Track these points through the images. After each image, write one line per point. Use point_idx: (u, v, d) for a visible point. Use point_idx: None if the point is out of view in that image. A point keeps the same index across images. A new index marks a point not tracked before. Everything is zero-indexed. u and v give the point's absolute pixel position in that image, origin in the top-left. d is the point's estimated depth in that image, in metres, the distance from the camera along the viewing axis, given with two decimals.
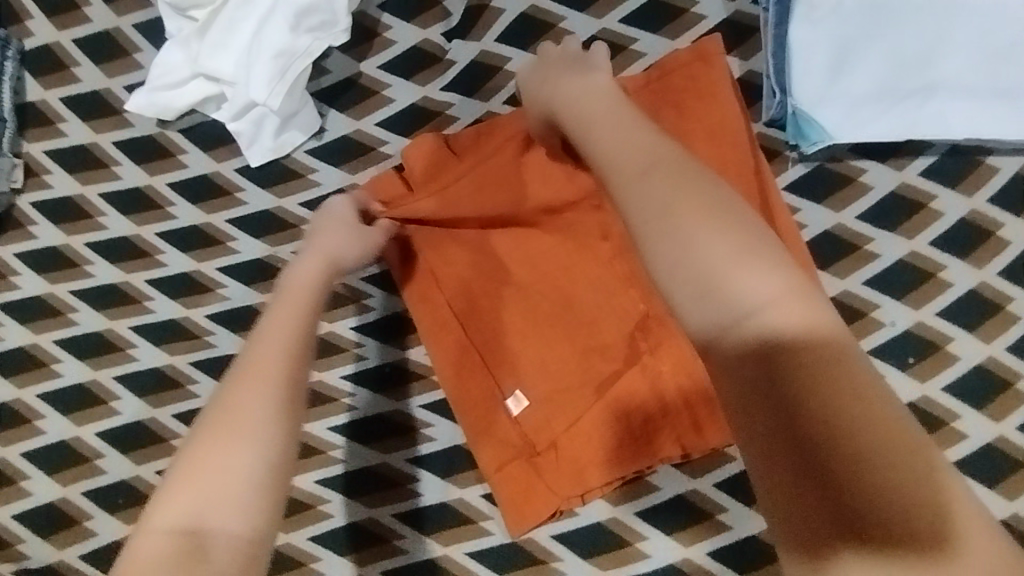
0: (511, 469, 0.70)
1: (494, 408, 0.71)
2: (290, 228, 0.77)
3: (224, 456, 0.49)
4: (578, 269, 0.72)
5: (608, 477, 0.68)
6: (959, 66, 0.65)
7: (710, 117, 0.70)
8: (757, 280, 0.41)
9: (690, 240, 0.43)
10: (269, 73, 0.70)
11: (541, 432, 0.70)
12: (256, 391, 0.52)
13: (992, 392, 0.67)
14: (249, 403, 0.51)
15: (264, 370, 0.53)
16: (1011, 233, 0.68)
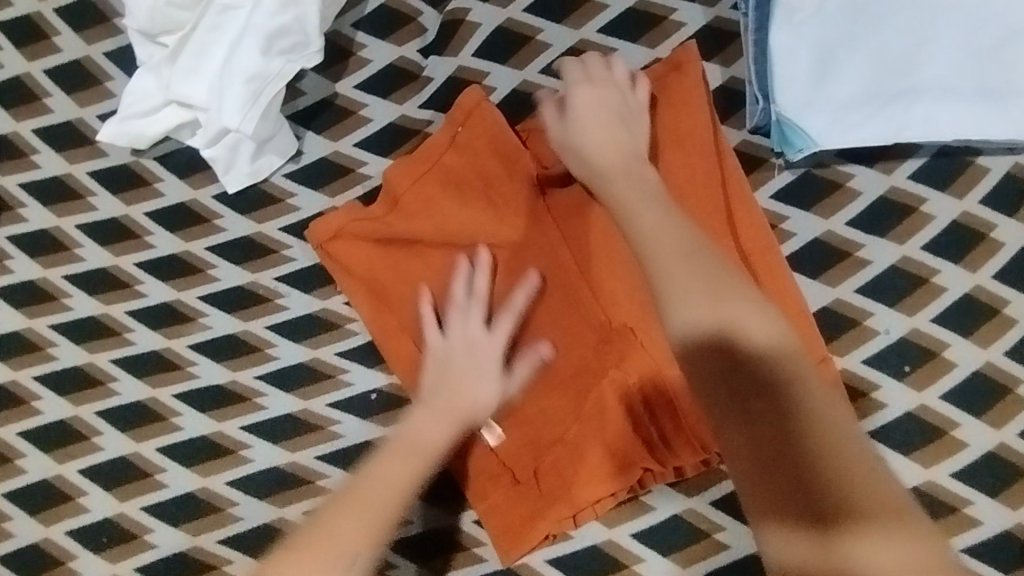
0: (497, 496, 0.69)
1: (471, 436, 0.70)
2: (271, 254, 0.76)
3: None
4: (549, 287, 0.71)
5: (594, 496, 0.67)
6: (945, 67, 0.64)
7: (676, 125, 0.69)
8: (746, 321, 0.50)
9: (697, 288, 0.51)
10: (242, 98, 0.69)
11: (522, 454, 0.70)
12: (346, 522, 0.56)
13: (992, 399, 0.65)
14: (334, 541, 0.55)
15: (362, 509, 0.57)
16: (1004, 235, 0.66)
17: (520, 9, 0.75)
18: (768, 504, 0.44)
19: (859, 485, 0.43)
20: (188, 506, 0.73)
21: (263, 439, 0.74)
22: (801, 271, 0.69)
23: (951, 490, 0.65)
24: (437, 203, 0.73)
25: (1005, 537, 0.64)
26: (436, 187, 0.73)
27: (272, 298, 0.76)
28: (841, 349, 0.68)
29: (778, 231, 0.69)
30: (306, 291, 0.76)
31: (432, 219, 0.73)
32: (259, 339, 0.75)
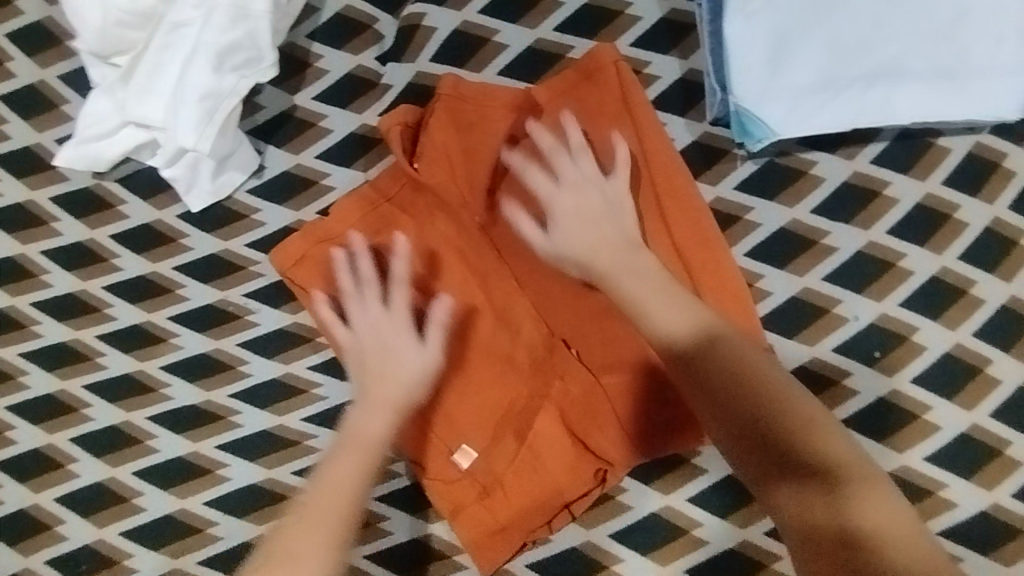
0: (468, 512, 0.69)
1: (440, 454, 0.70)
2: (239, 271, 0.75)
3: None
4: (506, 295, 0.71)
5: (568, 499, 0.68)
6: (900, 49, 0.63)
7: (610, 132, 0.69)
8: (679, 310, 0.57)
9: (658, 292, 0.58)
10: (196, 116, 0.68)
11: (490, 468, 0.70)
12: (345, 467, 0.61)
13: (963, 380, 0.65)
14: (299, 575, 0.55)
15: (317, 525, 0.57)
16: (969, 215, 0.66)
17: (476, 10, 0.74)
18: (768, 475, 0.50)
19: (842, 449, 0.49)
20: (167, 529, 0.73)
21: (240, 457, 0.74)
22: (767, 262, 0.69)
23: (925, 473, 0.65)
24: (386, 224, 0.72)
25: (981, 517, 0.64)
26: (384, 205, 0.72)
27: (243, 315, 0.75)
28: (812, 338, 0.68)
29: (743, 223, 0.69)
30: (276, 306, 0.75)
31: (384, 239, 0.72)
32: (232, 357, 0.75)
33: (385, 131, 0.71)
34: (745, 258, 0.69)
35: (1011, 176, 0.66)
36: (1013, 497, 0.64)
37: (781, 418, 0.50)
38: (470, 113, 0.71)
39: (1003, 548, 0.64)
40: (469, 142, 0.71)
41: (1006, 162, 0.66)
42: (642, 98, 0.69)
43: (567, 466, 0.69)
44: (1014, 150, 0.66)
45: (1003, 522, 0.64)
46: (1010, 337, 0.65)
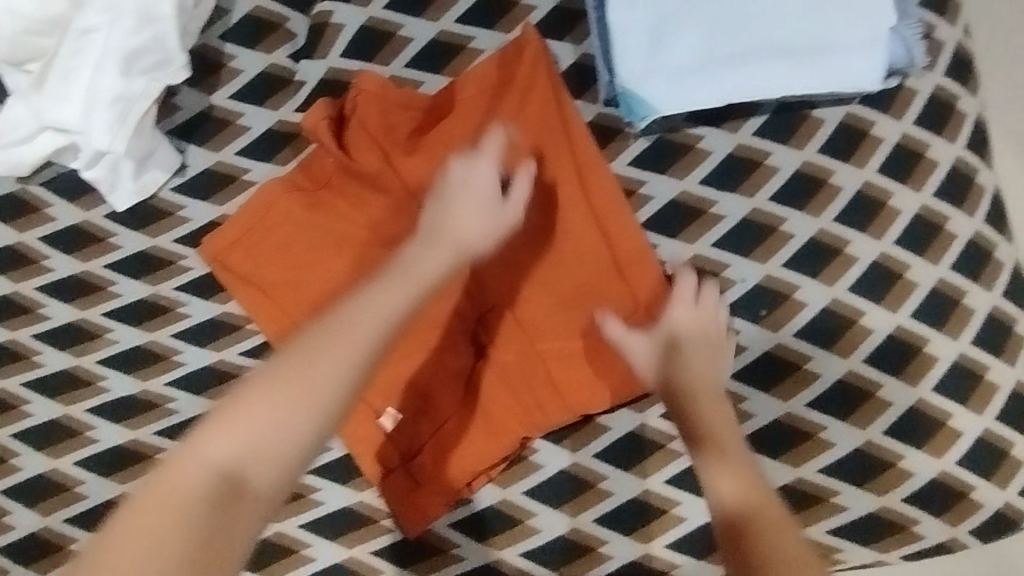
0: (395, 476, 0.74)
1: (371, 419, 0.74)
2: (168, 266, 0.79)
3: (251, 444, 0.54)
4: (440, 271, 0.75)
5: (486, 462, 0.73)
6: (767, 29, 0.68)
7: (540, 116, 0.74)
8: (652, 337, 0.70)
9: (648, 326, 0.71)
10: (109, 119, 0.71)
11: (416, 434, 0.74)
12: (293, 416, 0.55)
13: (840, 331, 0.70)
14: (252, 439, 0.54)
15: (297, 395, 0.55)
16: (841, 180, 0.72)
17: (381, 6, 0.78)
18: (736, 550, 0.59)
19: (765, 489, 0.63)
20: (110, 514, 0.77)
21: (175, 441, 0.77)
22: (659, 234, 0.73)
23: (809, 419, 0.70)
24: (322, 204, 0.78)
25: (857, 454, 0.70)
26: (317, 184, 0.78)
27: (174, 307, 0.79)
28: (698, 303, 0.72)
29: (637, 196, 0.73)
30: (206, 297, 0.79)
31: (316, 219, 0.77)
32: (166, 348, 0.78)
33: (306, 120, 0.76)
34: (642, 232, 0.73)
35: (879, 142, 0.72)
36: (885, 434, 0.70)
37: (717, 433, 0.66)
38: (397, 108, 0.76)
39: (876, 480, 0.70)
40: (399, 129, 0.77)
41: (874, 129, 0.72)
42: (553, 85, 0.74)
43: (487, 432, 0.73)
44: (881, 118, 0.72)
45: (876, 457, 0.70)
46: (881, 290, 0.70)
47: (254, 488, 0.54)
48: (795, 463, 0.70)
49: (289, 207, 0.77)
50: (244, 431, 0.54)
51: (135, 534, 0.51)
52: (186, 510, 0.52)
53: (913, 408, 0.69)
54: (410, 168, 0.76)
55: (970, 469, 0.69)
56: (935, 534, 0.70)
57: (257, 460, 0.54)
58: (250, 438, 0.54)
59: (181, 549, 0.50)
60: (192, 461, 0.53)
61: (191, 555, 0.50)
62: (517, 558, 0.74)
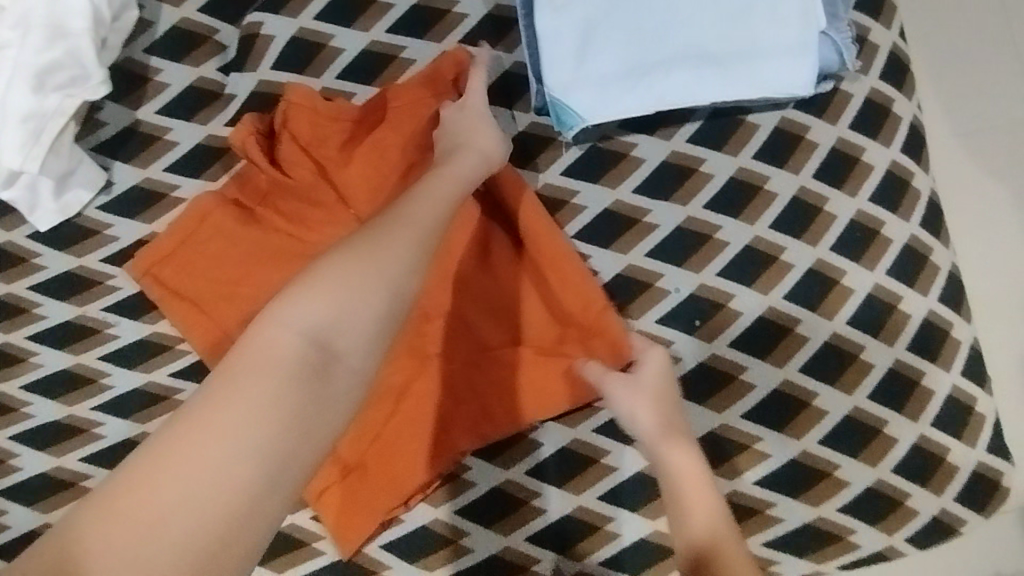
0: (331, 493, 0.71)
1: None
2: (95, 286, 0.76)
3: (336, 312, 0.49)
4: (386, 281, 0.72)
5: (423, 480, 0.70)
6: (696, 34, 0.67)
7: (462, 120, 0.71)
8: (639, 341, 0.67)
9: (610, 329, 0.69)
10: (20, 137, 0.69)
11: (356, 449, 0.72)
12: (245, 423, 0.45)
13: (776, 340, 0.69)
14: (349, 300, 0.50)
15: (360, 266, 0.51)
16: (776, 186, 0.71)
17: (310, 17, 0.76)
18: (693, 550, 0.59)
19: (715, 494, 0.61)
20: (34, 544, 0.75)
21: (102, 467, 0.75)
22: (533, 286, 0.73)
23: (742, 430, 0.69)
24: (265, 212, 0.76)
25: (794, 465, 0.69)
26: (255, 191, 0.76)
27: (102, 328, 0.76)
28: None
29: (569, 206, 0.72)
30: (135, 318, 0.77)
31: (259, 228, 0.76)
32: (93, 371, 0.76)
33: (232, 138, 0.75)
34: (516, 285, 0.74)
35: (814, 147, 0.71)
36: (820, 445, 0.68)
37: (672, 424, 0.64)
38: (327, 120, 0.74)
39: (812, 492, 0.69)
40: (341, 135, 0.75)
41: (809, 134, 0.71)
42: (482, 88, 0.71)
43: (425, 449, 0.70)
44: (816, 123, 0.71)
45: (812, 468, 0.68)
46: (817, 298, 0.69)
47: (336, 379, 0.48)
48: (728, 477, 0.69)
49: (231, 215, 0.76)
50: (340, 294, 0.50)
51: (245, 394, 0.46)
52: (288, 380, 0.47)
53: (848, 416, 0.68)
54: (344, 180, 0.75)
55: (906, 477, 0.68)
56: (872, 543, 0.69)
57: (344, 325, 0.49)
58: (324, 325, 0.49)
59: (264, 449, 0.45)
60: (279, 334, 0.48)
61: (285, 453, 0.46)
62: None
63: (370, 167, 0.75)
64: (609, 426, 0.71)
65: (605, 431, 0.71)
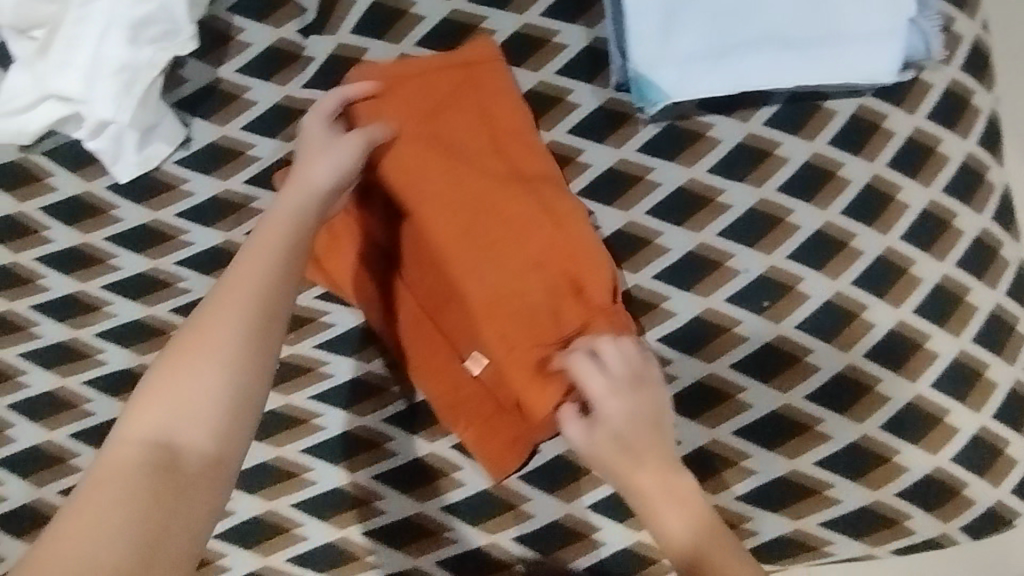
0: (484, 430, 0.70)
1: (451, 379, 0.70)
2: (169, 240, 0.78)
3: (174, 406, 0.45)
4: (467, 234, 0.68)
5: None
6: (783, 15, 0.67)
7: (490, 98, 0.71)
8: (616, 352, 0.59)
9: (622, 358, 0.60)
10: (114, 89, 0.71)
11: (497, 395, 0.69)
12: (115, 497, 0.42)
13: (841, 324, 0.70)
14: (187, 404, 0.45)
15: (206, 345, 0.46)
16: (851, 172, 0.72)
17: None
18: None
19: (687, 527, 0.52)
20: None
21: None
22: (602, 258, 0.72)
23: (804, 411, 0.69)
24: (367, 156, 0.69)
25: (853, 448, 0.69)
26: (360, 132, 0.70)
27: (173, 282, 0.78)
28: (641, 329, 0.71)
29: (643, 182, 0.73)
30: (205, 273, 0.78)
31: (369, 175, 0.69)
32: (164, 323, 0.78)
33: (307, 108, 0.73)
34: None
35: (890, 136, 0.72)
36: (881, 429, 0.69)
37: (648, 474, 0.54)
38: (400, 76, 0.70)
39: (873, 476, 0.69)
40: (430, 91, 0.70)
41: (886, 123, 0.72)
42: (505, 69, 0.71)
43: None
44: (893, 111, 0.72)
45: (872, 452, 0.69)
46: (885, 285, 0.70)
47: (189, 465, 0.44)
48: (788, 457, 0.70)
49: None
50: (182, 387, 0.45)
51: (118, 482, 0.42)
52: (137, 480, 0.43)
53: (910, 404, 0.69)
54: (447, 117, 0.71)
55: (962, 466, 0.69)
56: (925, 529, 0.69)
57: (186, 417, 0.45)
58: (173, 422, 0.45)
59: (131, 533, 0.40)
60: (123, 443, 0.45)
61: (159, 534, 0.41)
62: (510, 542, 0.72)
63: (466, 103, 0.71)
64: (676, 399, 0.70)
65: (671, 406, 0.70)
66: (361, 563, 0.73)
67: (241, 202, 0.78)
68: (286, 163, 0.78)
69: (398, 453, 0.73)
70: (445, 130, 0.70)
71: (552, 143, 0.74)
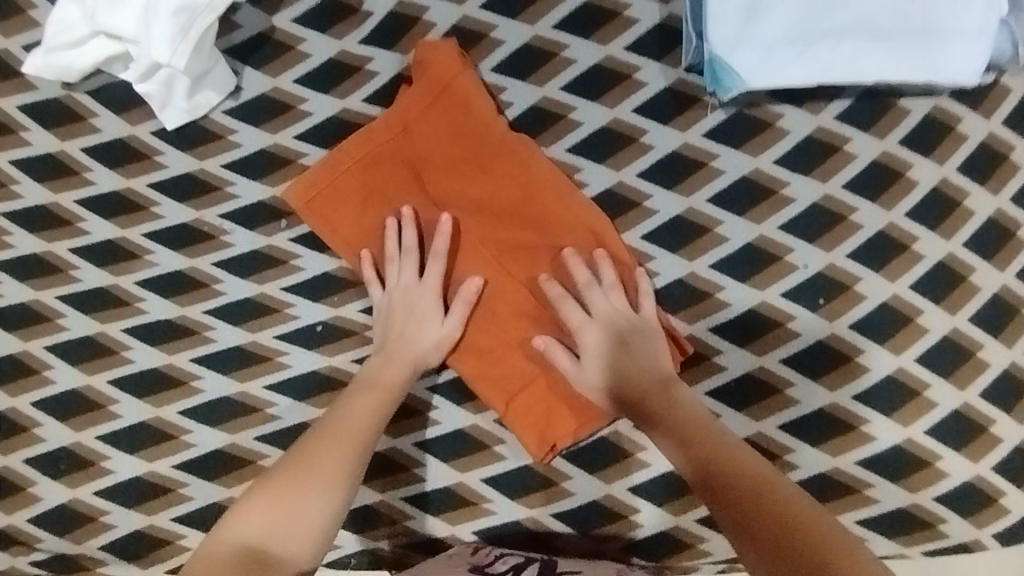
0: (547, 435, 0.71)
1: (501, 402, 0.72)
2: (213, 191, 0.75)
3: (288, 506, 0.58)
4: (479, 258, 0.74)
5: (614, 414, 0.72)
6: (871, 7, 0.65)
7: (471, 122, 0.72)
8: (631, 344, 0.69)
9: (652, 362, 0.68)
10: (170, 30, 0.67)
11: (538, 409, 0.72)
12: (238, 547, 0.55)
13: (895, 327, 0.71)
14: (292, 511, 0.58)
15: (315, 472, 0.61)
16: (919, 174, 0.70)
17: None
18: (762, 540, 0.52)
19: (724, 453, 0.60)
20: (141, 435, 0.76)
21: (213, 370, 0.76)
22: (659, 244, 0.72)
23: (851, 410, 0.71)
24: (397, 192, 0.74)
25: (896, 450, 0.71)
26: (376, 166, 0.73)
27: (217, 235, 0.75)
28: (692, 318, 0.72)
29: (708, 169, 0.72)
30: (250, 229, 0.75)
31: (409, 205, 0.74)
32: (206, 277, 0.75)
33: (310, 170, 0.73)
34: (639, 240, 0.73)
35: (963, 140, 0.70)
36: (926, 433, 0.71)
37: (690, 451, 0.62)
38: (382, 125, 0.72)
39: (912, 477, 0.71)
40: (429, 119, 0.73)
41: (960, 126, 0.70)
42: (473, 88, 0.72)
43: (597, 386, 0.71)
44: (968, 115, 0.70)
45: (914, 455, 0.71)
46: (942, 291, 0.70)
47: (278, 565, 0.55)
48: (831, 454, 0.72)
49: (350, 212, 0.74)
50: (291, 504, 0.58)
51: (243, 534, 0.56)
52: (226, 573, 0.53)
53: (956, 410, 0.70)
54: (439, 144, 0.73)
55: (1003, 475, 0.70)
56: (960, 534, 0.72)
57: (280, 532, 0.57)
58: (266, 533, 0.57)
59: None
60: (219, 543, 0.56)
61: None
62: (549, 517, 0.74)
63: (453, 127, 0.73)
64: (724, 390, 0.72)
65: (718, 396, 0.73)
66: (403, 526, 0.75)
67: (292, 158, 0.75)
68: (335, 120, 0.75)
69: (442, 423, 0.74)
70: (450, 157, 0.73)
71: (615, 121, 0.72)
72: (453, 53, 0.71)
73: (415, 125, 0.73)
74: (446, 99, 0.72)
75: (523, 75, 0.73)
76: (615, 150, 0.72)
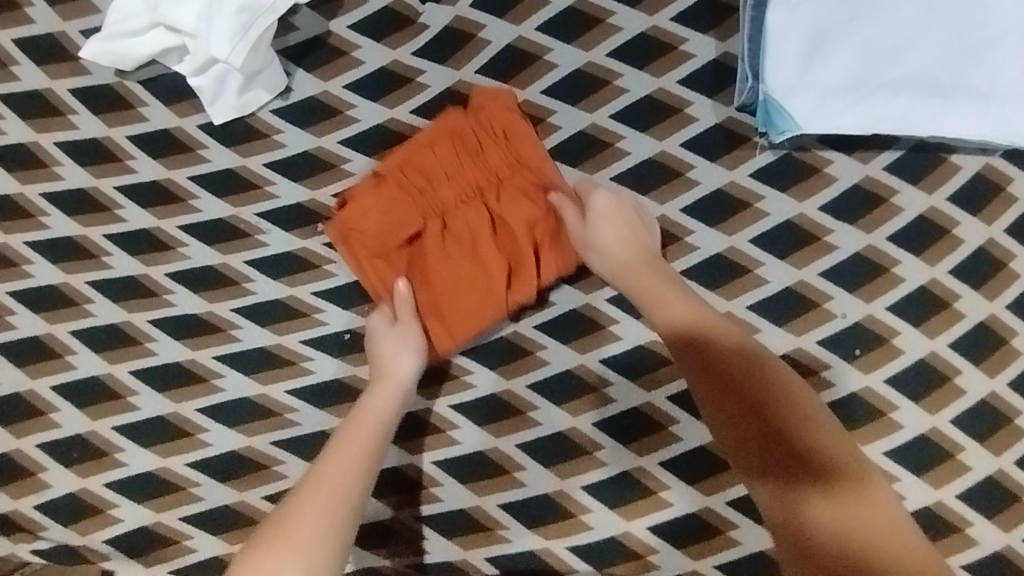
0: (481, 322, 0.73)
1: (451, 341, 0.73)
2: (253, 189, 0.75)
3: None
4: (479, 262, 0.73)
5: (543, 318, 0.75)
6: (929, 62, 0.64)
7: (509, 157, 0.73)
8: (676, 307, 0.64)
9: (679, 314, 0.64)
10: (230, 28, 0.69)
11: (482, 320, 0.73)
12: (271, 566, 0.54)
13: (931, 385, 0.70)
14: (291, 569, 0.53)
15: (331, 498, 0.59)
16: (966, 233, 0.69)
17: None
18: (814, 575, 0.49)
19: (831, 455, 0.55)
20: (157, 429, 0.75)
21: (236, 369, 0.75)
22: (696, 280, 0.72)
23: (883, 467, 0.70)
24: (419, 210, 0.73)
25: (925, 511, 0.69)
26: (407, 199, 0.73)
27: (253, 234, 0.75)
28: None
29: (752, 209, 0.71)
30: (286, 230, 0.75)
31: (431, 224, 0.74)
32: (238, 274, 0.75)
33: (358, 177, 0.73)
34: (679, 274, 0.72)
35: (1013, 201, 0.69)
36: (957, 498, 0.69)
37: (801, 431, 0.56)
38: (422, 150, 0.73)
39: (943, 542, 0.69)
40: (449, 158, 0.73)
41: (1010, 186, 0.69)
42: (523, 130, 0.72)
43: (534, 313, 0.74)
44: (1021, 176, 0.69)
45: (944, 519, 0.69)
46: (982, 352, 0.69)
47: None
48: None
49: (371, 222, 0.73)
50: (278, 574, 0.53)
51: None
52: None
53: (990, 476, 0.69)
54: (474, 176, 0.73)
55: None
56: None
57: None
58: None
59: None
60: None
61: None
62: (565, 550, 0.72)
63: (492, 162, 0.73)
64: None
65: None
66: (413, 546, 0.74)
67: (335, 163, 0.75)
68: (382, 128, 0.75)
69: (462, 443, 0.73)
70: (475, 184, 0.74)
71: (662, 154, 0.72)
72: (510, 95, 0.72)
73: (455, 154, 0.73)
74: (469, 138, 0.73)
75: (573, 100, 0.73)
76: (660, 183, 0.72)
